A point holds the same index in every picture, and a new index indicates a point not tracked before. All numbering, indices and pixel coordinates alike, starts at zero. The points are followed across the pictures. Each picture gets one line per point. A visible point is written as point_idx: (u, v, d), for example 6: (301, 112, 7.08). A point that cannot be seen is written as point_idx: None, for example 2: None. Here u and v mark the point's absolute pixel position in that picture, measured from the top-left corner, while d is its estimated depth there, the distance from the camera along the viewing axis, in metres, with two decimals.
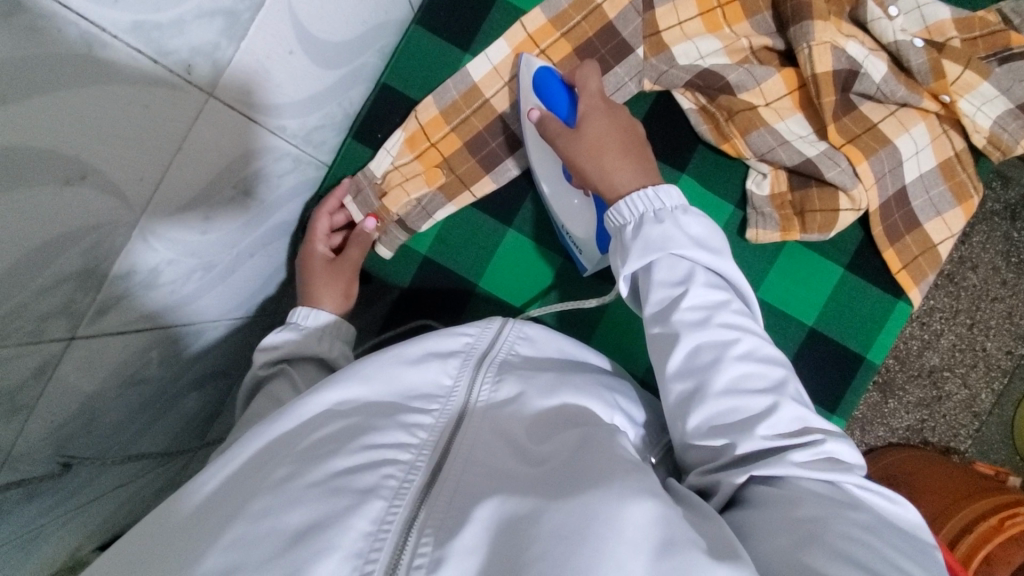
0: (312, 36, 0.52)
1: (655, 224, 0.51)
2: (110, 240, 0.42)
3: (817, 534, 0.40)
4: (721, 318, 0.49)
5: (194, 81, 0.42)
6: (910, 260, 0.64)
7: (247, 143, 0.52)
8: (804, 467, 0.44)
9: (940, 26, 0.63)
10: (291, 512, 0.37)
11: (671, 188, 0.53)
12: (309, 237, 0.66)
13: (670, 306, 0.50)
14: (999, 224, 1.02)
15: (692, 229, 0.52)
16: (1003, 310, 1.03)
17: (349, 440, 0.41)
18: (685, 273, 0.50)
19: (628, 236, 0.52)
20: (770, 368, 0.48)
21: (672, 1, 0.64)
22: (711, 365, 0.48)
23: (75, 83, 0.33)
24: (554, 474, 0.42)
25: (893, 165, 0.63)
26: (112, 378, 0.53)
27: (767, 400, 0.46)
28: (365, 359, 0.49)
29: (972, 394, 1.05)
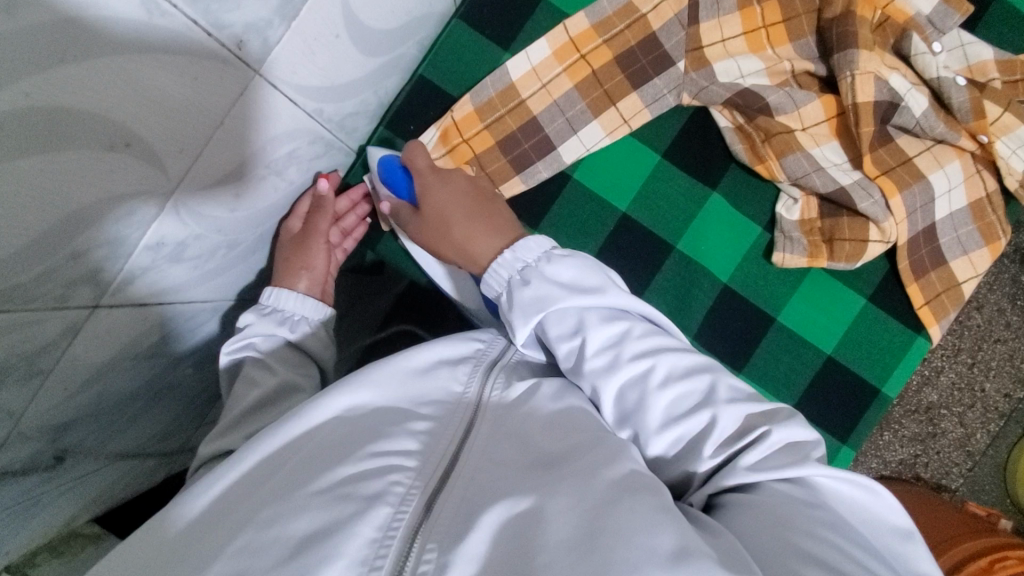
0: (358, 21, 0.51)
1: (524, 287, 0.51)
2: (144, 210, 0.41)
3: (787, 532, 0.39)
4: (627, 351, 0.48)
5: (242, 58, 0.41)
6: (933, 296, 0.64)
7: (284, 124, 0.51)
8: (758, 466, 0.42)
9: (982, 66, 0.62)
10: (297, 520, 0.36)
11: (530, 241, 0.53)
12: (287, 213, 0.66)
13: (579, 358, 0.50)
14: (1010, 266, 1.02)
15: (562, 275, 0.51)
16: (1005, 353, 1.03)
17: (354, 447, 0.41)
18: (575, 322, 0.50)
19: (505, 307, 0.52)
20: (692, 378, 0.47)
21: (716, 17, 0.63)
22: (638, 402, 0.47)
23: (130, 50, 0.33)
24: (563, 476, 0.41)
25: (925, 202, 0.63)
26: (126, 349, 0.52)
27: (704, 415, 0.45)
28: (378, 363, 0.48)
29: (967, 434, 1.05)
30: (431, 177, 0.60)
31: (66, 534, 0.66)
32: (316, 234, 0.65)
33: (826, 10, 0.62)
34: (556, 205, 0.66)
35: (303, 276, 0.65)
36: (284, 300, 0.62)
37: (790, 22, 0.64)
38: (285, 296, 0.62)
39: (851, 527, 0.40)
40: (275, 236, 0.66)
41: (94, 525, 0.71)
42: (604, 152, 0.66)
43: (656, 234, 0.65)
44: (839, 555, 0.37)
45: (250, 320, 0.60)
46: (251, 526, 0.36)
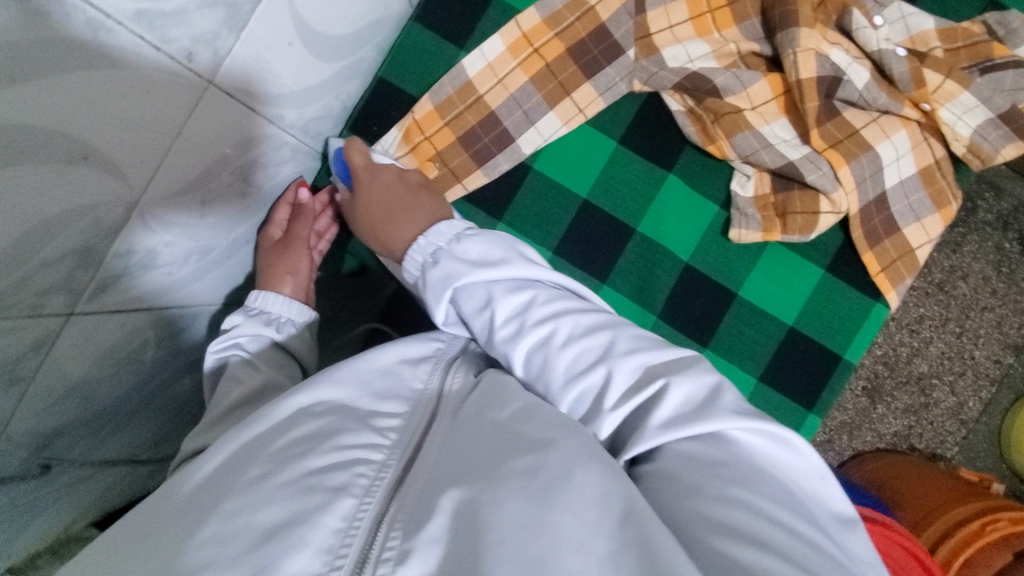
0: (310, 28, 0.53)
1: (434, 267, 0.55)
2: (110, 218, 0.44)
3: (701, 505, 0.41)
4: (531, 318, 0.52)
5: (195, 69, 0.43)
6: (889, 264, 0.66)
7: (245, 131, 0.54)
8: (666, 425, 0.44)
9: (923, 36, 0.64)
10: (262, 512, 0.37)
11: (441, 226, 0.58)
12: (265, 224, 0.68)
13: (490, 329, 0.53)
14: (992, 234, 1.04)
15: (469, 253, 0.55)
16: (991, 319, 1.05)
17: (322, 439, 0.42)
18: (483, 296, 0.54)
19: (423, 290, 0.56)
20: (592, 337, 0.50)
21: (663, 5, 0.65)
22: (545, 366, 0.51)
23: (80, 68, 0.35)
24: (521, 450, 0.43)
25: (874, 171, 0.65)
26: (108, 356, 0.54)
27: (603, 372, 0.48)
28: (341, 365, 0.50)
29: (959, 402, 1.07)
30: (362, 171, 0.63)
31: (66, 537, 0.69)
32: (297, 238, 0.68)
33: None
34: (519, 196, 0.68)
35: (288, 281, 0.67)
36: (271, 302, 0.64)
37: (735, 5, 0.66)
38: (272, 299, 0.64)
39: (760, 478, 0.41)
40: (257, 246, 0.69)
41: (94, 528, 0.73)
42: (562, 141, 0.68)
43: (616, 218, 0.67)
44: (754, 517, 0.39)
45: (237, 321, 0.62)
46: (213, 519, 0.37)
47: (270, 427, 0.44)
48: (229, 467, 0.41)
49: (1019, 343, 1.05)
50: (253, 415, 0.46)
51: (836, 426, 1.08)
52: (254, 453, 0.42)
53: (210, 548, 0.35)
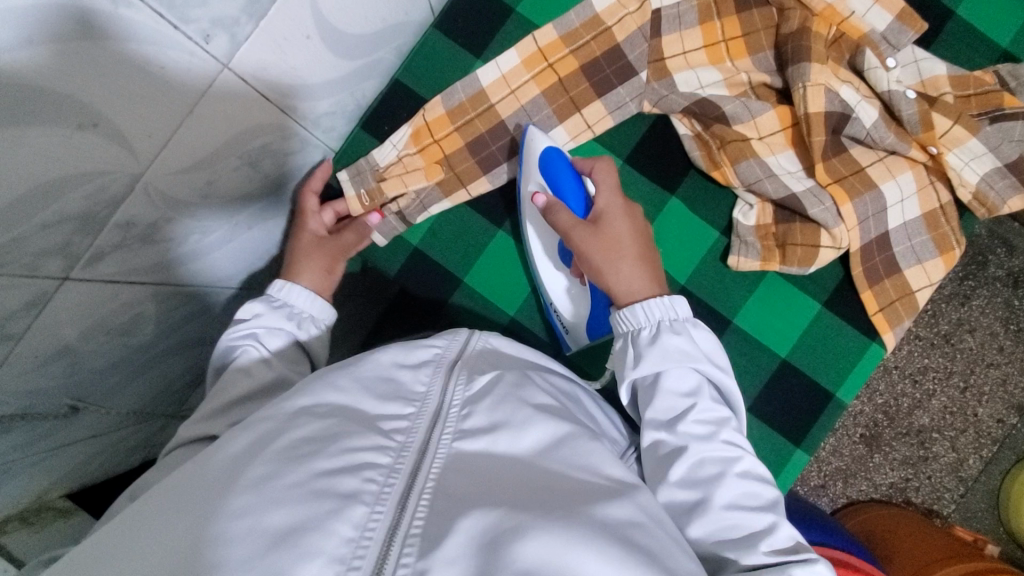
0: (329, 24, 0.55)
1: (675, 337, 0.55)
2: (114, 188, 0.44)
3: None
4: (725, 435, 0.53)
5: (210, 51, 0.44)
6: (887, 304, 0.66)
7: (255, 118, 0.55)
8: (776, 557, 0.46)
9: (935, 81, 0.65)
10: (272, 515, 0.37)
11: (683, 300, 0.58)
12: (300, 216, 0.68)
13: (678, 416, 0.53)
14: (1001, 290, 1.02)
15: (705, 344, 0.57)
16: (998, 377, 1.03)
17: (329, 441, 0.42)
18: (694, 386, 0.54)
19: (643, 341, 0.56)
20: (765, 486, 0.51)
21: (678, 30, 0.67)
22: (714, 477, 0.51)
23: (95, 38, 0.36)
24: (536, 493, 0.42)
25: (877, 210, 0.65)
26: (100, 324, 0.55)
27: (767, 519, 0.49)
28: (340, 370, 0.49)
29: (959, 458, 1.04)
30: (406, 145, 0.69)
31: (38, 506, 0.69)
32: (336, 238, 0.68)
33: (783, 26, 0.65)
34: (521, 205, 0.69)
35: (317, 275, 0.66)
36: (295, 296, 0.63)
37: (749, 36, 0.66)
38: (297, 293, 0.63)
39: None
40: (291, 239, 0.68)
41: (66, 500, 0.73)
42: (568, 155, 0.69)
43: None
44: None
45: (259, 310, 0.61)
46: (221, 518, 0.37)
47: (266, 426, 0.44)
48: (225, 462, 0.42)
49: None
50: (253, 415, 0.47)
51: (831, 472, 1.06)
52: (258, 450, 0.42)
53: (225, 546, 0.35)
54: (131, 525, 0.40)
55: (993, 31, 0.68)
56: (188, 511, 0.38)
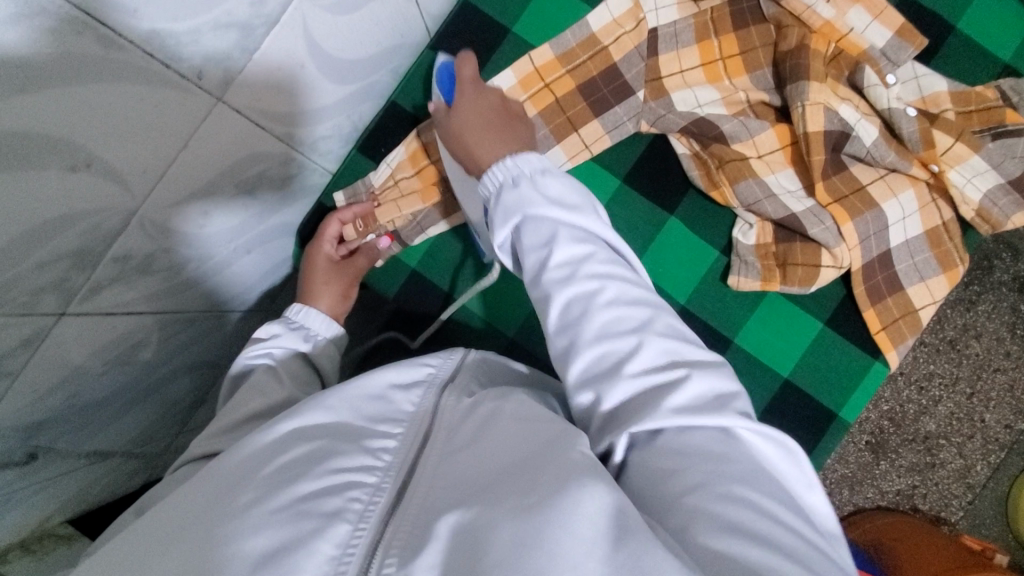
0: (323, 51, 0.55)
1: (511, 191, 0.52)
2: (107, 225, 0.44)
3: (699, 497, 0.38)
4: (587, 270, 0.47)
5: (203, 87, 0.44)
6: (890, 322, 0.65)
7: (251, 147, 0.55)
8: (643, 383, 0.43)
9: (936, 97, 0.64)
10: (256, 538, 0.35)
11: (530, 155, 0.54)
12: (318, 236, 0.69)
13: (541, 268, 0.49)
14: (1007, 295, 1.01)
15: (550, 189, 0.51)
16: (1005, 382, 1.02)
17: (315, 462, 0.40)
18: (548, 235, 0.49)
19: (492, 204, 0.53)
20: (638, 306, 0.46)
21: (675, 49, 0.66)
22: (580, 318, 0.46)
23: (87, 81, 0.36)
24: (518, 480, 0.38)
25: (878, 229, 0.64)
26: (99, 354, 0.54)
27: (633, 339, 0.45)
28: (329, 392, 0.47)
29: (967, 465, 1.03)
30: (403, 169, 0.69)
31: (40, 532, 0.70)
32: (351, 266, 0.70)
33: (781, 43, 0.64)
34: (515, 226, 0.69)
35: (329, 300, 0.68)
36: (312, 318, 0.65)
37: (747, 54, 0.66)
38: (314, 316, 0.65)
39: (764, 482, 0.40)
40: (307, 257, 0.69)
41: (68, 526, 0.73)
42: (566, 175, 0.68)
43: None
44: (764, 520, 0.37)
45: (276, 331, 0.62)
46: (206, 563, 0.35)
47: (258, 450, 0.42)
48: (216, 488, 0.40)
49: None
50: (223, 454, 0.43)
51: (837, 479, 1.05)
52: (247, 477, 0.40)
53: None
54: (111, 554, 0.38)
55: (994, 46, 0.67)
56: (177, 536, 0.37)
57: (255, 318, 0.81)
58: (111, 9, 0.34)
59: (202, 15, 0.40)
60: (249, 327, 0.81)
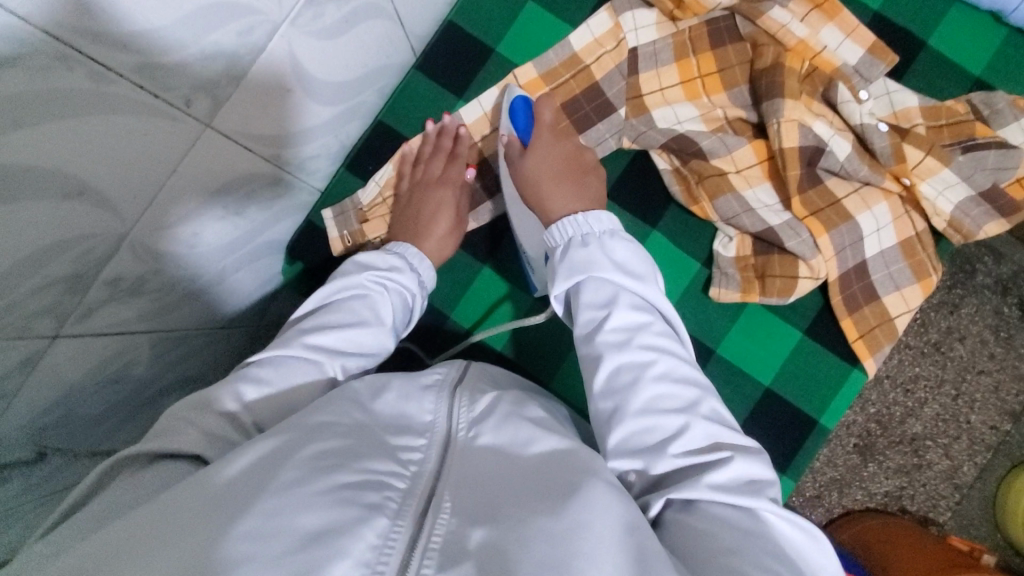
0: (311, 76, 0.56)
1: (580, 249, 0.55)
2: (99, 249, 0.45)
3: (735, 565, 0.39)
4: (643, 340, 0.50)
5: (192, 115, 0.46)
6: (867, 330, 0.67)
7: (239, 168, 0.56)
8: (686, 460, 0.46)
9: (907, 112, 0.66)
10: (302, 516, 0.34)
11: (602, 215, 0.58)
12: (451, 159, 0.70)
13: (596, 328, 0.52)
14: (990, 297, 1.04)
15: (616, 254, 0.55)
16: (989, 384, 1.04)
17: (347, 458, 0.39)
18: (609, 296, 0.53)
19: (556, 258, 0.56)
20: (685, 383, 0.49)
21: (655, 68, 0.68)
22: (630, 385, 0.49)
23: (82, 114, 0.37)
24: (542, 495, 0.40)
25: (854, 240, 0.66)
26: (93, 374, 0.55)
27: (680, 418, 0.47)
28: (346, 394, 0.47)
29: (953, 465, 1.05)
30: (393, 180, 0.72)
31: None
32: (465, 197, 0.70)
33: (756, 61, 0.66)
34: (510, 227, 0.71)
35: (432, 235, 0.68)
36: (421, 268, 0.66)
37: (725, 71, 0.68)
38: (424, 267, 0.66)
39: (790, 559, 0.41)
40: (431, 175, 0.70)
41: None
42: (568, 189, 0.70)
43: None
44: None
45: (391, 271, 0.63)
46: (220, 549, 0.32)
47: (298, 433, 0.41)
48: (253, 468, 0.37)
49: (1016, 411, 1.04)
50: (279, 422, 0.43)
51: (826, 482, 1.06)
52: (281, 459, 0.38)
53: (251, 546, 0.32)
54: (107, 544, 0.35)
55: (965, 60, 0.69)
56: (192, 515, 0.34)
57: (248, 334, 0.81)
58: (100, 45, 0.35)
59: (189, 46, 0.41)
60: (242, 343, 0.81)
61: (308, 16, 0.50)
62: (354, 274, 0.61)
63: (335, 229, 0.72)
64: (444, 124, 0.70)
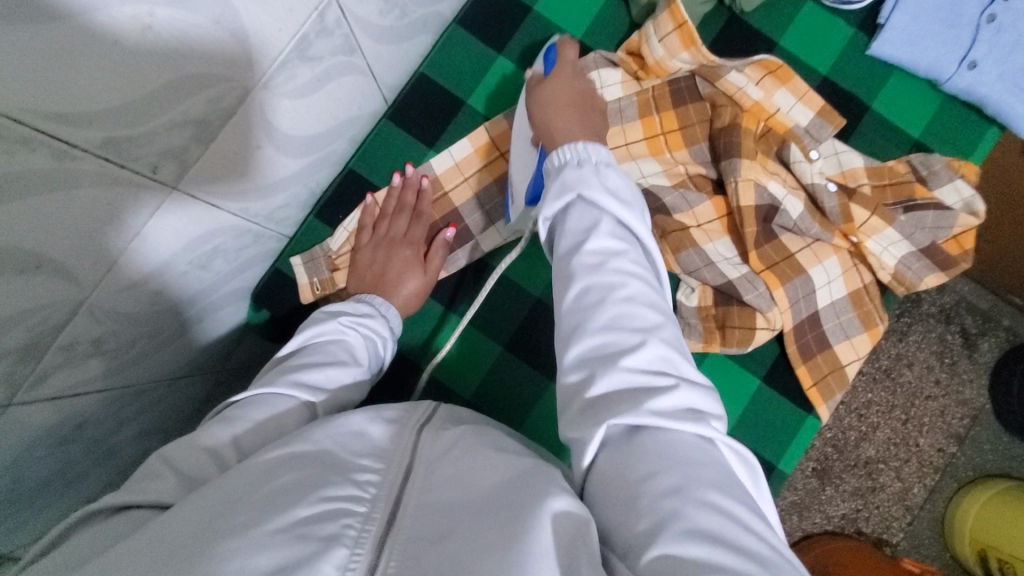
0: (279, 132, 0.56)
1: (574, 170, 0.53)
2: (55, 316, 0.44)
3: (667, 505, 0.37)
4: (616, 264, 0.48)
5: (159, 179, 0.45)
6: (820, 378, 0.70)
7: (207, 225, 0.56)
8: (639, 374, 0.43)
9: (853, 172, 0.71)
10: (256, 558, 0.33)
11: (601, 147, 0.56)
12: (419, 218, 0.72)
13: (573, 247, 0.50)
14: (934, 326, 1.10)
15: (608, 182, 0.53)
16: (935, 408, 1.10)
17: (304, 489, 0.37)
18: (592, 219, 0.50)
19: (550, 179, 0.55)
20: (649, 311, 0.47)
21: (621, 124, 0.71)
22: (594, 302, 0.46)
23: (41, 191, 0.36)
24: (498, 511, 0.38)
25: (807, 293, 0.70)
26: (44, 438, 0.52)
27: (636, 338, 0.45)
28: (317, 424, 0.44)
29: (905, 487, 1.09)
30: (361, 228, 0.72)
31: None
32: (432, 249, 0.71)
33: (716, 121, 0.69)
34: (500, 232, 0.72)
35: (399, 288, 0.69)
36: (390, 318, 0.66)
37: (686, 130, 0.71)
38: (394, 318, 0.67)
39: (732, 488, 0.39)
40: (398, 232, 0.71)
41: None
42: None
43: None
44: (724, 523, 0.36)
45: (365, 320, 0.63)
46: None
47: (252, 474, 0.39)
48: (206, 518, 0.36)
49: (961, 434, 1.09)
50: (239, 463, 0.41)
51: (787, 506, 1.10)
52: (238, 504, 0.36)
53: None
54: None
55: (906, 123, 0.75)
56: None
57: (210, 380, 0.79)
58: (64, 125, 0.35)
59: (157, 118, 0.41)
60: (205, 389, 0.79)
61: (283, 78, 0.51)
62: (327, 320, 0.61)
63: (303, 276, 0.72)
64: (407, 175, 0.71)
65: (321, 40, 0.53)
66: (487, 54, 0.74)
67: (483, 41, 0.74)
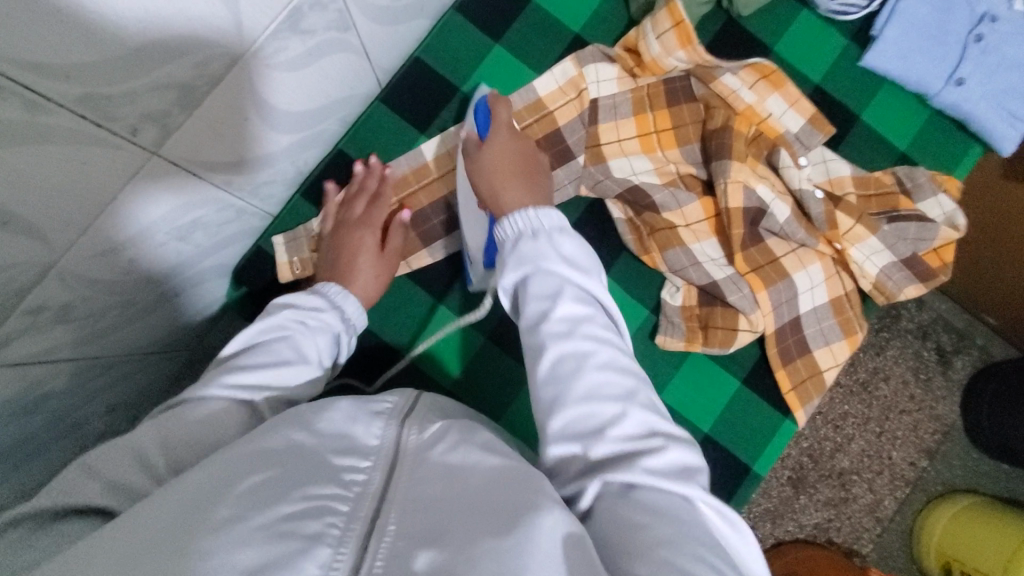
0: (267, 104, 0.55)
1: (529, 241, 0.52)
2: (22, 278, 0.42)
3: (662, 552, 0.37)
4: (585, 330, 0.48)
5: (137, 143, 0.44)
6: (798, 383, 0.70)
7: (189, 196, 0.54)
8: (624, 446, 0.44)
9: (841, 180, 0.72)
10: (240, 553, 0.32)
11: (552, 210, 0.55)
12: (382, 203, 0.70)
13: (540, 318, 0.49)
14: (912, 341, 1.12)
15: (564, 248, 0.52)
16: (908, 423, 1.11)
17: (286, 487, 0.36)
18: (555, 288, 0.50)
19: (505, 249, 0.53)
20: (625, 374, 0.47)
21: (614, 119, 0.71)
22: (571, 374, 0.46)
23: (9, 143, 0.35)
24: (487, 513, 0.38)
25: (789, 297, 0.70)
26: (8, 405, 0.51)
27: (618, 407, 0.45)
28: (292, 421, 0.42)
29: (876, 499, 1.11)
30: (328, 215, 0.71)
31: None
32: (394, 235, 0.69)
33: (708, 122, 0.70)
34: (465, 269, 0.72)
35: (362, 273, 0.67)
36: (348, 305, 0.63)
37: (679, 129, 0.71)
38: (352, 304, 0.63)
39: (720, 545, 0.40)
40: (359, 217, 0.69)
41: None
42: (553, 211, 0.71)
43: None
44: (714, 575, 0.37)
45: (315, 313, 0.60)
46: None
47: (226, 463, 0.38)
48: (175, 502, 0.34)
49: (931, 449, 1.11)
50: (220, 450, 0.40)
51: (760, 513, 1.11)
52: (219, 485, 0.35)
53: None
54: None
55: (894, 135, 0.76)
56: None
57: (186, 358, 0.77)
58: (40, 77, 0.34)
59: (138, 78, 0.40)
60: (180, 367, 0.77)
61: (272, 50, 0.50)
62: (271, 316, 0.57)
63: (285, 255, 0.71)
64: (370, 164, 0.70)
65: (314, 14, 0.51)
66: (484, 43, 0.74)
67: (481, 28, 0.73)
